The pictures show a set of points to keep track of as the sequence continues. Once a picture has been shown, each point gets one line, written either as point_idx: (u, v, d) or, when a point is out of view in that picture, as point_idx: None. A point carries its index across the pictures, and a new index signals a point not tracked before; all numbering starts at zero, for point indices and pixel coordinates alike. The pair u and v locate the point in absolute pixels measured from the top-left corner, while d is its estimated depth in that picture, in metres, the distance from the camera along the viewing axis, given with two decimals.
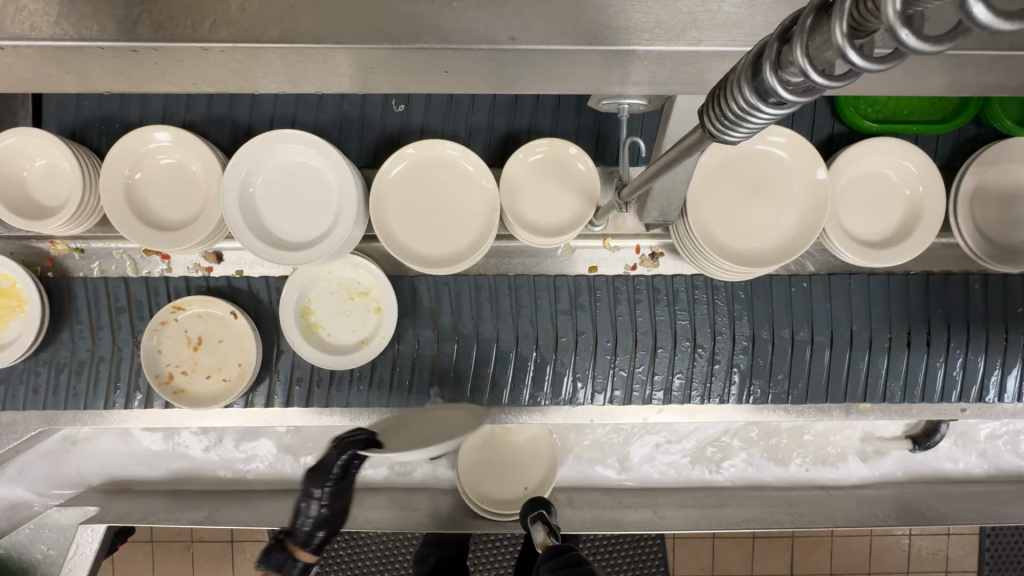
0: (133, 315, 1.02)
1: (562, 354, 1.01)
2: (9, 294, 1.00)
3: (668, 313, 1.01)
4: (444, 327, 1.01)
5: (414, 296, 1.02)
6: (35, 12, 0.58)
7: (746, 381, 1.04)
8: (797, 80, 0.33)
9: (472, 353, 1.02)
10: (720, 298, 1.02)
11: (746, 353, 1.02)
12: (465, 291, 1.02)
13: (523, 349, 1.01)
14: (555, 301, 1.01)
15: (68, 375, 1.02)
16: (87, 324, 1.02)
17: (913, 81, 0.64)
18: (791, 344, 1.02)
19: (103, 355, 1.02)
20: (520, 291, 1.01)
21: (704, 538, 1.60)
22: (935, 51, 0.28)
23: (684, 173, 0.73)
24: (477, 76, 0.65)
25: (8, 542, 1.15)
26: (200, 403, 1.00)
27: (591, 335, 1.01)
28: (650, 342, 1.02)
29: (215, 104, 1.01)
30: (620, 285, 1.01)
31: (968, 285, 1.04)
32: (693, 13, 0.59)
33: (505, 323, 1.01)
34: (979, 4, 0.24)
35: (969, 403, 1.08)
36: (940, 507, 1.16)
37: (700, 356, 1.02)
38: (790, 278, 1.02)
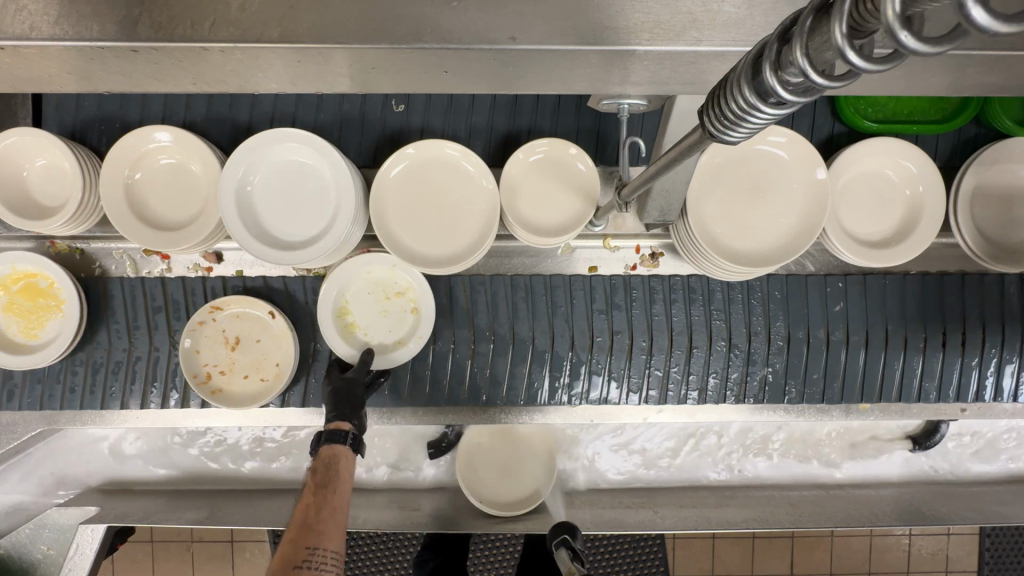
0: (170, 315, 1.01)
1: (598, 354, 1.01)
2: (48, 294, 1.00)
3: (704, 313, 1.01)
4: (480, 328, 1.01)
5: (450, 296, 1.02)
6: (35, 12, 0.58)
7: (781, 382, 1.03)
8: (796, 80, 0.33)
9: (507, 354, 1.01)
10: (756, 297, 1.02)
11: (781, 354, 1.02)
12: (501, 290, 1.01)
13: (559, 349, 1.01)
14: (591, 301, 1.01)
15: (105, 375, 1.02)
16: (124, 323, 1.01)
17: (912, 80, 0.64)
18: (827, 345, 1.02)
19: (139, 355, 1.02)
20: (556, 291, 1.01)
21: (704, 538, 1.60)
22: (933, 52, 0.28)
23: (684, 173, 0.73)
24: (478, 76, 0.65)
25: (8, 542, 1.15)
26: (240, 402, 0.98)
27: (627, 335, 1.01)
28: (686, 342, 1.01)
29: (215, 104, 1.01)
30: (655, 285, 1.02)
31: (977, 285, 1.03)
32: (693, 13, 0.59)
33: (541, 323, 1.01)
34: (979, 7, 0.24)
35: (969, 403, 1.07)
36: (940, 507, 1.16)
37: (736, 356, 1.02)
38: (826, 278, 1.02)
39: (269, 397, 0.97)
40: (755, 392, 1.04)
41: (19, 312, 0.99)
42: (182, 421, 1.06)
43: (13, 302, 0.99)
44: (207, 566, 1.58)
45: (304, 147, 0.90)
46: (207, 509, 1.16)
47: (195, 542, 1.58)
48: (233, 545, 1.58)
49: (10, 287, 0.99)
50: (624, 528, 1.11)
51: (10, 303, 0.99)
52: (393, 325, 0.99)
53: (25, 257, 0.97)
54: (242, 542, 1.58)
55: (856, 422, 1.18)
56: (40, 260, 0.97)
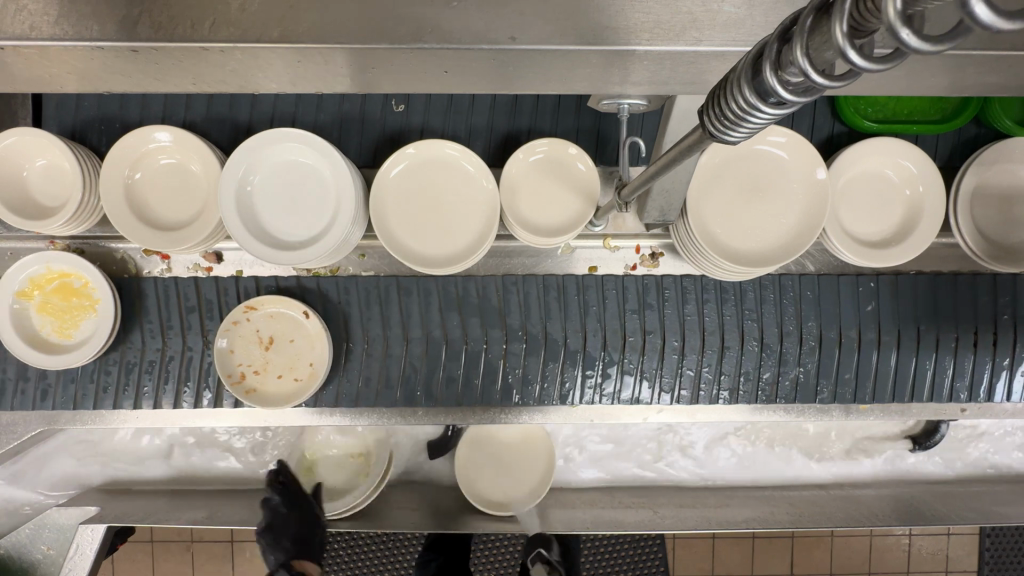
0: (203, 315, 1.01)
1: (630, 354, 1.01)
2: (82, 294, 1.00)
3: (736, 313, 1.01)
4: (513, 327, 1.01)
5: (482, 295, 1.01)
6: (35, 12, 0.58)
7: (812, 382, 1.04)
8: (797, 80, 0.33)
9: (540, 353, 1.01)
10: (789, 298, 1.02)
11: (813, 354, 1.03)
12: (533, 290, 1.01)
13: (591, 349, 1.01)
14: (623, 301, 1.01)
15: (139, 374, 1.02)
16: (158, 323, 1.01)
17: (911, 80, 0.64)
18: (859, 345, 1.03)
19: (173, 355, 1.02)
20: (588, 291, 1.01)
21: (704, 538, 1.60)
22: (935, 51, 0.28)
23: (684, 173, 0.73)
24: (479, 77, 0.65)
25: (8, 542, 1.15)
26: (276, 403, 0.98)
27: (659, 335, 1.01)
28: (718, 342, 1.01)
29: (215, 104, 1.01)
30: (687, 284, 1.01)
31: (979, 285, 1.03)
32: (693, 13, 0.59)
33: (573, 323, 1.01)
34: (981, 5, 0.24)
35: (970, 403, 1.07)
36: (939, 507, 1.16)
37: (768, 356, 1.02)
38: (858, 278, 1.03)
39: (302, 398, 0.96)
40: (787, 392, 1.04)
41: (53, 312, 0.99)
42: (186, 422, 1.06)
43: (47, 302, 0.99)
44: (207, 566, 1.58)
45: (304, 147, 0.90)
46: (207, 509, 1.16)
47: (195, 542, 1.58)
48: (233, 545, 1.58)
49: (44, 287, 0.99)
50: (624, 528, 1.11)
51: (44, 303, 0.99)
52: (341, 468, 1.21)
53: (60, 257, 0.97)
54: (241, 542, 1.58)
55: (857, 422, 1.18)
56: (76, 261, 0.97)
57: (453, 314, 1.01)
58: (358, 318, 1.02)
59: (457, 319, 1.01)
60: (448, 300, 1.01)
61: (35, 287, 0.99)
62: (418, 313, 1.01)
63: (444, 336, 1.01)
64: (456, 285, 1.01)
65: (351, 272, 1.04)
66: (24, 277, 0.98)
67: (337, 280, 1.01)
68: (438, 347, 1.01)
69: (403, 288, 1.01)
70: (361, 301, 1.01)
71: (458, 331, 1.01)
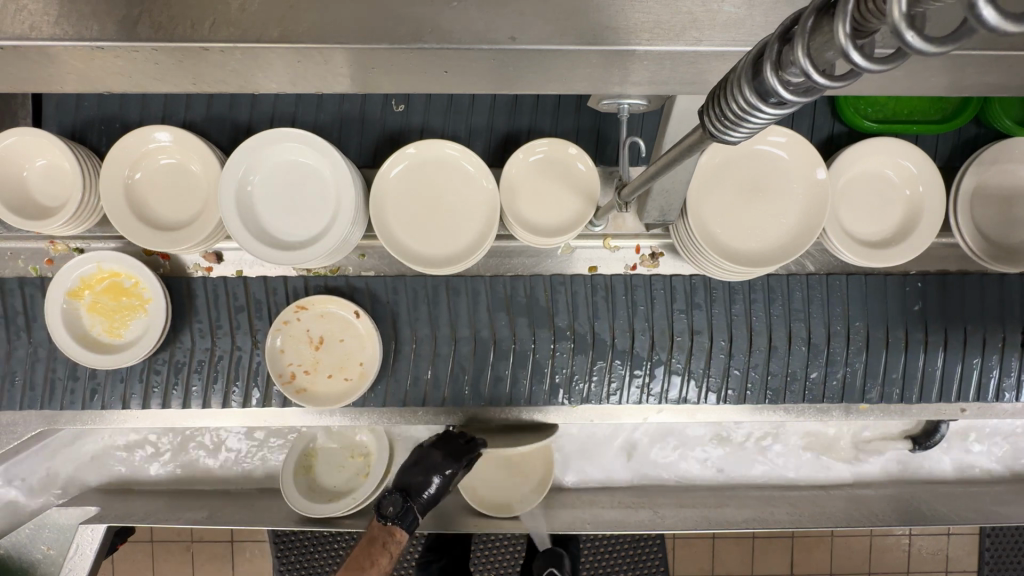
0: (252, 314, 1.01)
1: (677, 353, 1.02)
2: (132, 294, 1.00)
3: (784, 312, 1.02)
4: (561, 327, 1.01)
5: (530, 295, 1.02)
6: (35, 12, 0.58)
7: (860, 383, 1.04)
8: (797, 80, 0.33)
9: (588, 353, 1.01)
10: (836, 298, 1.02)
11: (860, 354, 1.03)
12: (581, 290, 1.02)
13: (639, 349, 1.01)
14: (671, 301, 1.02)
15: (188, 374, 1.02)
16: (207, 322, 1.01)
17: (911, 80, 0.64)
18: (906, 345, 1.03)
19: (222, 354, 1.02)
20: (636, 291, 1.02)
21: (704, 538, 1.60)
22: (939, 52, 0.28)
23: (684, 173, 0.73)
24: (480, 77, 0.65)
25: (8, 542, 1.15)
26: (327, 402, 0.97)
27: (707, 335, 1.01)
28: (765, 342, 1.02)
29: (215, 104, 1.01)
30: (735, 285, 1.02)
31: (981, 286, 1.03)
32: (693, 13, 0.59)
33: (621, 323, 1.01)
34: (989, 6, 0.24)
35: (970, 403, 1.07)
36: (939, 507, 1.16)
37: (815, 356, 1.03)
38: (905, 278, 1.03)
39: (353, 395, 0.96)
40: (834, 392, 1.04)
41: (104, 312, 0.99)
42: (188, 422, 1.05)
43: (97, 302, 0.99)
44: (207, 566, 1.58)
45: (304, 147, 0.90)
46: (208, 509, 1.16)
47: (195, 542, 1.58)
48: (233, 545, 1.58)
49: (94, 287, 0.99)
50: (624, 528, 1.11)
51: (95, 303, 0.99)
52: (340, 468, 1.19)
53: (112, 257, 0.97)
54: (242, 542, 1.58)
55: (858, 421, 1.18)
56: (126, 260, 0.97)
57: (502, 314, 1.01)
58: (406, 318, 1.02)
59: (506, 319, 1.01)
60: (496, 300, 1.02)
61: (85, 288, 0.99)
62: (466, 313, 1.01)
63: (492, 336, 1.01)
64: (504, 286, 1.02)
65: (351, 272, 1.03)
66: (74, 276, 0.98)
67: (387, 279, 1.02)
68: (485, 347, 1.01)
69: (451, 288, 1.02)
70: (410, 301, 1.02)
71: (507, 331, 1.01)
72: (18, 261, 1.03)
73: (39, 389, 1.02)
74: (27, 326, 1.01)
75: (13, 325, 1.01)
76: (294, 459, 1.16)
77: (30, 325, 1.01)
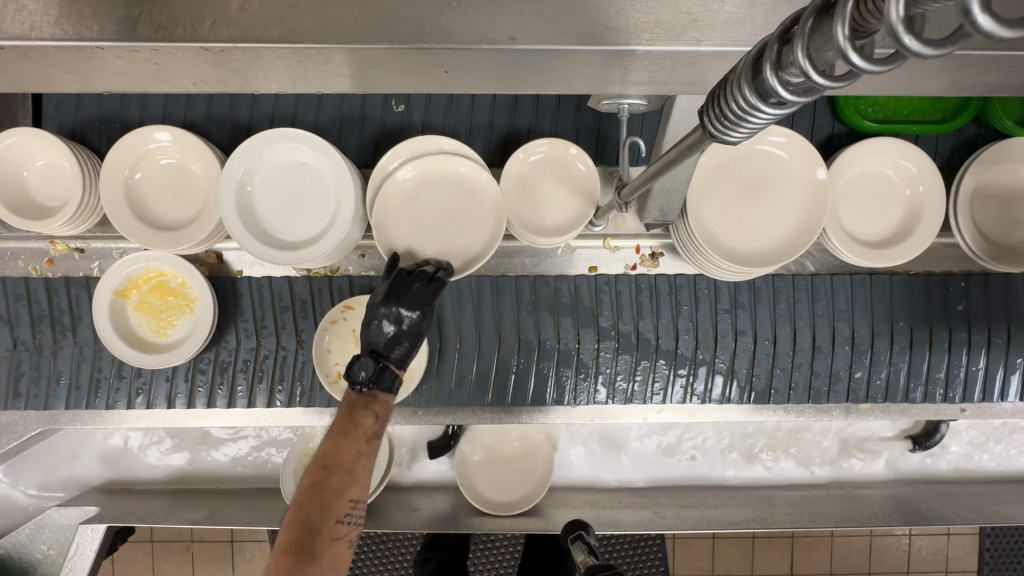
0: (297, 314, 1.02)
1: (721, 354, 1.02)
2: (178, 294, 1.00)
3: (828, 313, 1.03)
4: (605, 327, 1.01)
5: (575, 295, 1.02)
6: (35, 12, 0.58)
7: (903, 382, 1.05)
8: (797, 80, 0.33)
9: (633, 353, 1.02)
10: (879, 298, 1.03)
11: (904, 354, 1.03)
12: (626, 291, 1.02)
13: (684, 349, 1.02)
14: (716, 301, 1.02)
15: (233, 373, 1.02)
16: (253, 321, 1.02)
17: (910, 80, 0.64)
18: (950, 344, 1.03)
19: (267, 353, 1.02)
20: (681, 291, 1.02)
21: (704, 538, 1.60)
22: (936, 54, 0.28)
23: (684, 173, 0.73)
24: (481, 76, 0.65)
25: (7, 542, 1.14)
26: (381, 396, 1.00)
27: (751, 335, 1.02)
28: (808, 342, 1.03)
29: (215, 104, 1.01)
30: (779, 285, 1.02)
31: (985, 286, 1.04)
32: (693, 13, 0.59)
33: (665, 322, 1.02)
34: (983, 13, 0.24)
35: (970, 403, 1.07)
36: (939, 507, 1.16)
37: (859, 357, 1.03)
38: (948, 278, 1.03)
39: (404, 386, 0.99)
40: (877, 392, 1.05)
41: (151, 312, 0.99)
42: (188, 422, 1.05)
43: (144, 301, 0.99)
44: (207, 566, 1.58)
45: (303, 147, 0.90)
46: (207, 509, 1.16)
47: (195, 542, 1.58)
48: (233, 545, 1.58)
49: (141, 287, 0.99)
50: (623, 528, 1.11)
51: (141, 303, 0.99)
52: None
53: (160, 257, 0.97)
54: (241, 542, 1.58)
55: (859, 421, 1.18)
56: (177, 261, 0.96)
57: (547, 314, 1.01)
58: (450, 318, 1.01)
59: (551, 319, 1.01)
60: (541, 299, 1.01)
61: (132, 287, 0.98)
62: (510, 313, 1.01)
63: (537, 337, 1.01)
64: (548, 286, 1.02)
65: (351, 272, 1.04)
66: (121, 276, 0.97)
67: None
68: (530, 347, 1.01)
69: (496, 287, 1.02)
70: (454, 300, 1.01)
71: (552, 331, 1.01)
72: (18, 261, 1.03)
73: (84, 388, 1.02)
74: (73, 326, 1.01)
75: (59, 325, 1.01)
76: (294, 460, 1.16)
77: (76, 325, 1.02)
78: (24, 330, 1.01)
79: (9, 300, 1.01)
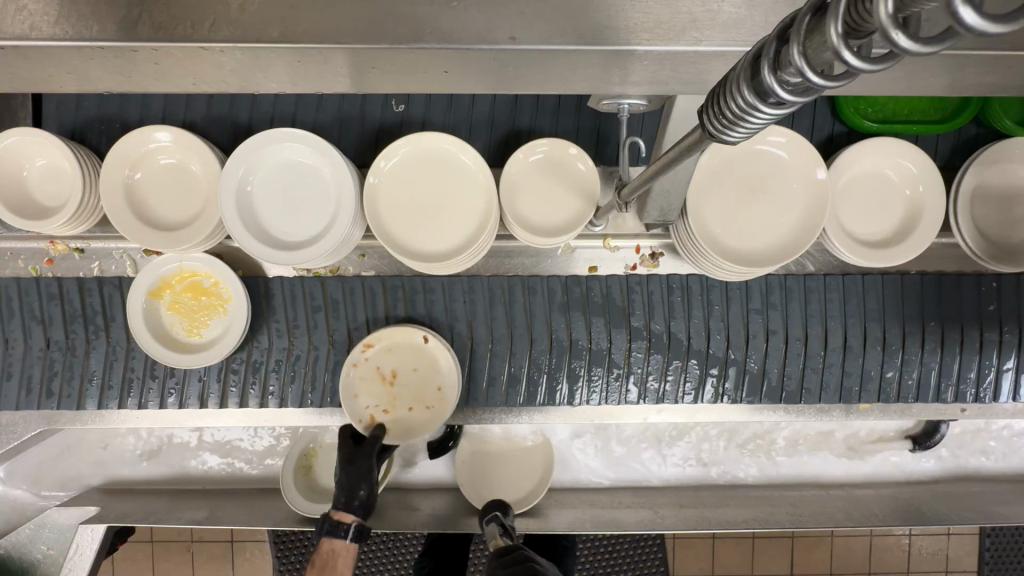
0: (329, 314, 1.02)
1: (753, 354, 1.02)
2: (212, 293, 0.99)
3: (858, 313, 1.03)
4: (637, 327, 1.01)
5: (606, 294, 1.02)
6: (35, 12, 0.58)
7: (933, 382, 1.05)
8: (796, 80, 0.33)
9: (664, 352, 1.02)
10: (910, 298, 1.03)
11: (935, 354, 1.04)
12: (657, 291, 1.02)
13: (715, 349, 1.02)
14: (747, 301, 1.02)
15: (266, 372, 1.02)
16: (285, 322, 1.02)
17: (909, 80, 0.64)
18: (981, 345, 1.04)
19: (299, 354, 1.02)
20: (712, 291, 1.02)
21: (704, 538, 1.60)
22: (926, 52, 0.28)
23: (684, 173, 0.73)
24: (482, 77, 0.65)
25: (7, 542, 1.14)
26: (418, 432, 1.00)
27: (783, 335, 1.02)
28: (840, 342, 1.03)
29: (215, 104, 1.01)
30: (811, 285, 1.02)
31: (993, 287, 1.03)
32: (693, 13, 0.59)
33: (697, 322, 1.02)
34: (967, 7, 0.25)
35: (970, 403, 1.07)
36: (940, 507, 1.16)
37: (890, 356, 1.03)
38: (979, 278, 1.03)
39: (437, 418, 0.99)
40: (908, 392, 1.05)
41: (184, 311, 0.99)
42: (189, 422, 1.06)
43: (178, 301, 0.99)
44: (207, 566, 1.58)
45: (303, 147, 0.90)
46: (207, 509, 1.16)
47: (195, 542, 1.58)
48: (233, 545, 1.57)
49: (175, 286, 0.99)
50: (624, 529, 1.11)
51: (175, 303, 0.99)
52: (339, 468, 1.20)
53: (195, 257, 0.97)
54: (241, 542, 1.58)
55: (860, 421, 1.18)
56: (213, 262, 0.96)
57: (578, 315, 1.01)
58: (482, 318, 1.02)
59: (582, 319, 1.01)
60: (572, 299, 1.02)
61: (166, 287, 0.98)
62: (542, 313, 1.02)
63: (568, 337, 1.01)
64: (579, 286, 1.02)
65: (351, 272, 1.04)
66: (155, 276, 0.97)
67: (462, 280, 1.02)
68: (562, 347, 1.01)
69: (528, 288, 1.02)
70: (486, 301, 1.02)
71: (583, 332, 1.01)
72: (19, 261, 1.03)
73: (117, 387, 1.02)
74: (106, 326, 1.01)
75: (92, 324, 1.01)
76: (294, 459, 1.17)
77: (108, 326, 1.02)
78: (57, 330, 1.01)
79: (43, 300, 1.01)
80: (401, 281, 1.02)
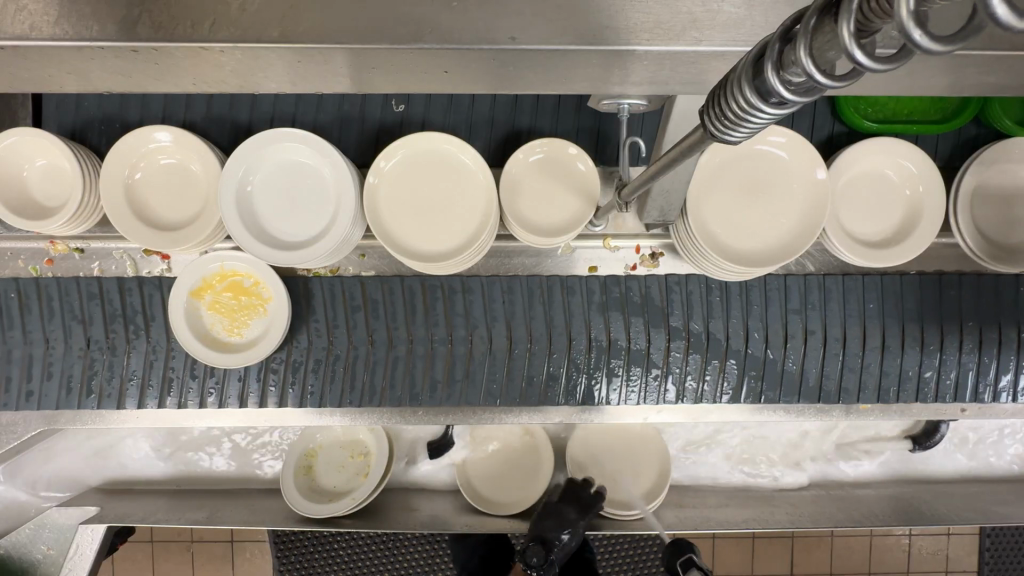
0: (368, 314, 1.01)
1: (792, 353, 1.02)
2: (252, 293, 0.99)
3: (897, 313, 1.03)
4: (675, 326, 1.01)
5: (645, 294, 1.02)
6: (35, 12, 0.58)
7: (973, 382, 1.04)
8: (799, 79, 0.33)
9: (702, 352, 1.01)
10: (949, 298, 1.03)
11: (974, 352, 1.03)
12: (696, 290, 1.02)
13: (754, 349, 1.02)
14: (786, 302, 1.02)
15: (305, 373, 1.02)
16: (324, 321, 1.02)
17: (908, 80, 0.64)
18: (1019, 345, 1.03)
19: (339, 353, 1.02)
20: (751, 290, 1.02)
21: (704, 538, 1.60)
22: (945, 51, 0.28)
23: (684, 173, 0.74)
24: (483, 77, 0.65)
25: (7, 542, 1.13)
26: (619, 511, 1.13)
27: (821, 335, 1.02)
28: (878, 341, 1.03)
29: (215, 104, 1.01)
30: (849, 284, 1.03)
31: (999, 288, 1.03)
32: (693, 13, 0.59)
33: (736, 322, 1.01)
34: (1001, 4, 0.24)
35: (969, 403, 1.06)
36: (939, 507, 1.16)
37: (929, 356, 1.03)
38: (1018, 278, 1.03)
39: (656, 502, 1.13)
40: (947, 391, 1.05)
41: (224, 311, 0.98)
42: (189, 422, 1.05)
43: (219, 300, 0.98)
44: (208, 566, 1.58)
45: (303, 147, 0.90)
46: (207, 509, 1.16)
47: (195, 542, 1.58)
48: (233, 545, 1.57)
49: (215, 287, 0.98)
50: (628, 528, 1.11)
51: (215, 302, 0.98)
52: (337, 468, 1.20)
53: (236, 256, 0.97)
54: (241, 542, 1.58)
55: (859, 421, 1.18)
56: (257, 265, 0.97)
57: (617, 314, 1.01)
58: (521, 318, 1.01)
59: (622, 319, 1.01)
60: (611, 299, 1.01)
61: (207, 287, 0.98)
62: (581, 313, 1.01)
63: (608, 337, 1.01)
64: (619, 286, 1.02)
65: (351, 272, 1.04)
66: (196, 276, 0.97)
67: (501, 280, 1.02)
68: (602, 347, 1.01)
69: (566, 288, 1.02)
70: (525, 300, 1.01)
71: (622, 331, 1.01)
72: (19, 260, 1.03)
73: (158, 384, 1.02)
74: (146, 326, 1.01)
75: (133, 324, 1.01)
76: (294, 460, 1.17)
77: (149, 325, 1.01)
78: (97, 329, 1.01)
79: (83, 300, 1.01)
80: (443, 281, 1.01)
